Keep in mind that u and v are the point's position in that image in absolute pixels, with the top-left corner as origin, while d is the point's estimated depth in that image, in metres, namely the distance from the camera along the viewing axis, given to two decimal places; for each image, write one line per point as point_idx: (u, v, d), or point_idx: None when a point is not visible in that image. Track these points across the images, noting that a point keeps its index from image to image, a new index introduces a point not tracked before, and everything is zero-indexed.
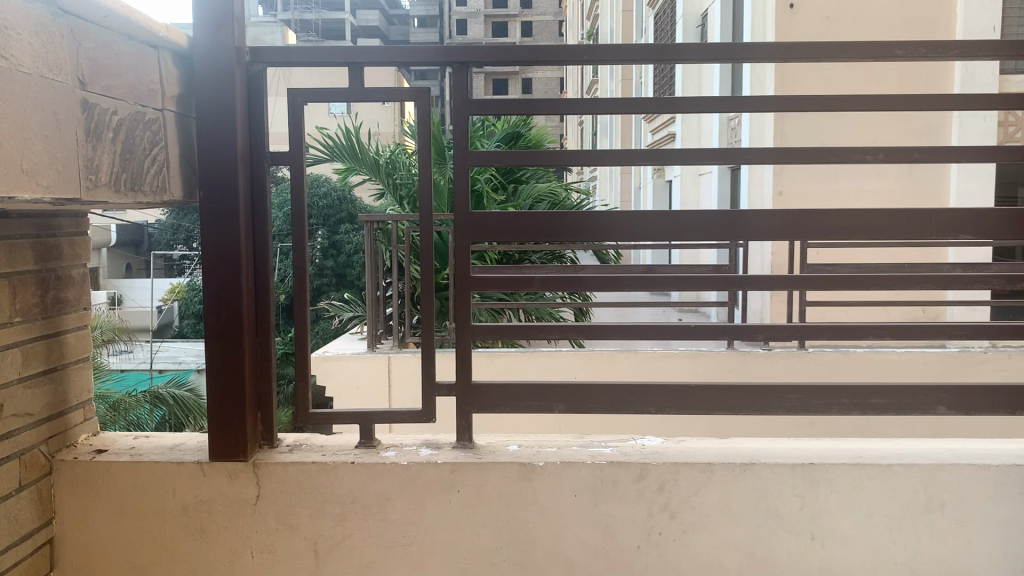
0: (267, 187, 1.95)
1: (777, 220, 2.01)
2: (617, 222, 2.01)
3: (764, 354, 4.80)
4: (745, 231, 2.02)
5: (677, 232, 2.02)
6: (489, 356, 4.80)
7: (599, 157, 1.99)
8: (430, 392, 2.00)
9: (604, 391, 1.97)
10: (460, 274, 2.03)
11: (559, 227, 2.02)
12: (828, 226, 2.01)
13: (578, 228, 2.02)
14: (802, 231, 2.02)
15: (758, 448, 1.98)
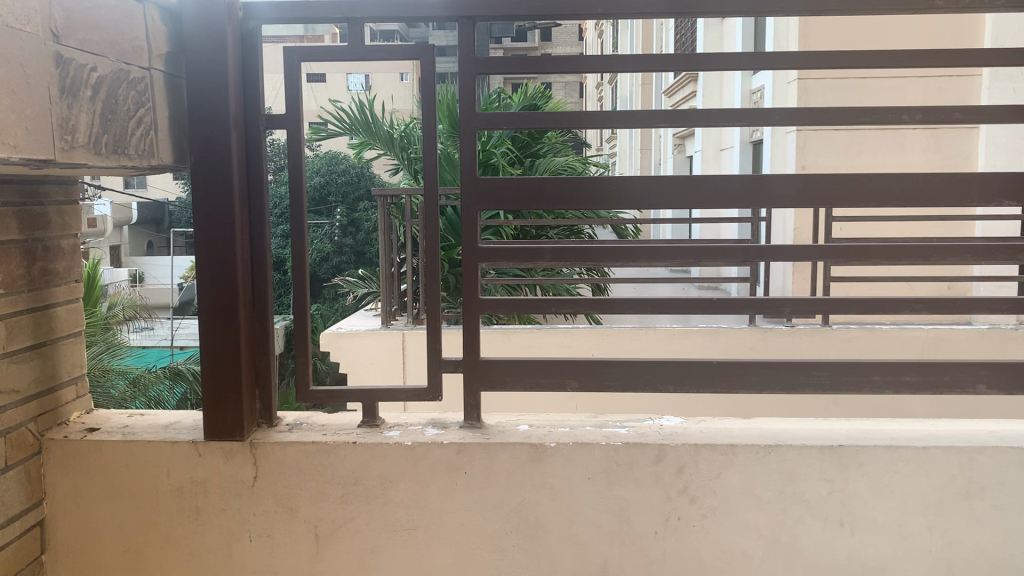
0: (264, 151, 1.84)
1: (801, 186, 1.88)
2: (627, 188, 1.89)
3: (786, 330, 4.68)
4: (767, 198, 1.89)
5: (695, 199, 1.90)
6: (504, 333, 4.70)
7: (615, 119, 1.86)
8: (436, 369, 1.89)
9: (620, 368, 1.86)
10: (468, 244, 1.91)
11: (570, 194, 1.90)
12: (855, 191, 1.87)
13: (587, 196, 1.90)
14: (829, 198, 1.88)
15: (783, 429, 1.87)
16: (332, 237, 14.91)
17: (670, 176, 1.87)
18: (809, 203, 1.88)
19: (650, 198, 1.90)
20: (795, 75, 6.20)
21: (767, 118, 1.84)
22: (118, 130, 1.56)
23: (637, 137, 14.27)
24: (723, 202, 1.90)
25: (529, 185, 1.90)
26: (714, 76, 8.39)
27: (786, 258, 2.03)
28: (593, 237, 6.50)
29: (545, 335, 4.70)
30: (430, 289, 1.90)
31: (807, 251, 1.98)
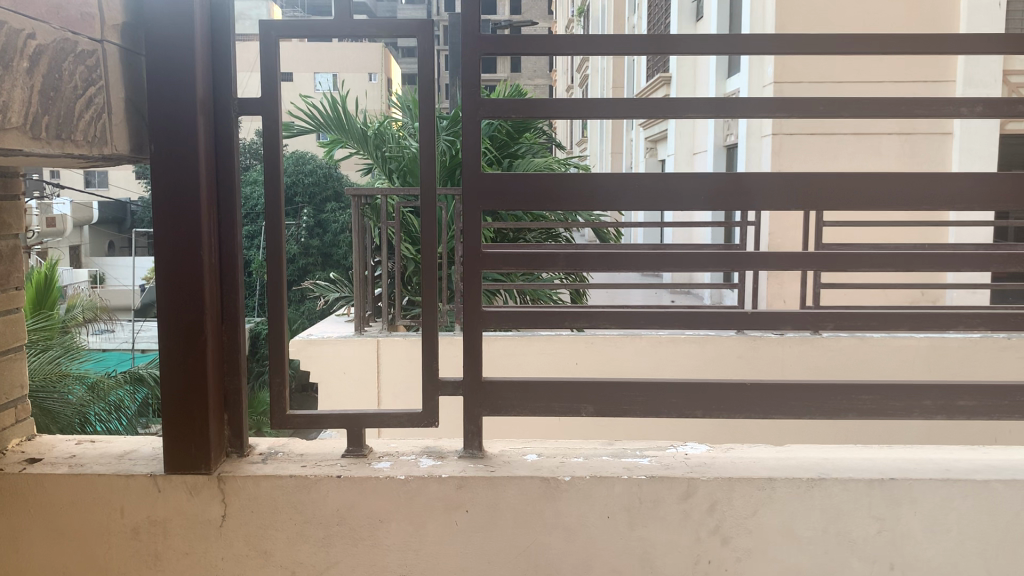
0: (236, 141, 1.60)
1: (781, 183, 1.67)
2: (603, 186, 1.68)
3: (774, 340, 4.41)
4: (743, 199, 1.67)
5: (668, 199, 1.68)
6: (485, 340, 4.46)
7: (593, 110, 1.66)
8: (432, 391, 1.66)
9: (643, 390, 1.65)
10: (467, 249, 1.66)
11: (569, 190, 1.67)
12: (837, 192, 1.66)
13: (571, 197, 1.68)
14: (830, 202, 1.67)
15: (823, 460, 1.66)
16: (299, 238, 14.57)
17: (643, 172, 1.66)
18: (785, 204, 1.67)
19: (629, 197, 1.68)
20: (772, 79, 5.93)
21: (739, 109, 1.65)
22: (62, 112, 1.32)
23: (608, 141, 14.08)
24: (698, 203, 1.68)
25: (525, 181, 1.68)
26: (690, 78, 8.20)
27: (778, 267, 1.77)
28: (571, 240, 6.28)
29: (525, 344, 4.46)
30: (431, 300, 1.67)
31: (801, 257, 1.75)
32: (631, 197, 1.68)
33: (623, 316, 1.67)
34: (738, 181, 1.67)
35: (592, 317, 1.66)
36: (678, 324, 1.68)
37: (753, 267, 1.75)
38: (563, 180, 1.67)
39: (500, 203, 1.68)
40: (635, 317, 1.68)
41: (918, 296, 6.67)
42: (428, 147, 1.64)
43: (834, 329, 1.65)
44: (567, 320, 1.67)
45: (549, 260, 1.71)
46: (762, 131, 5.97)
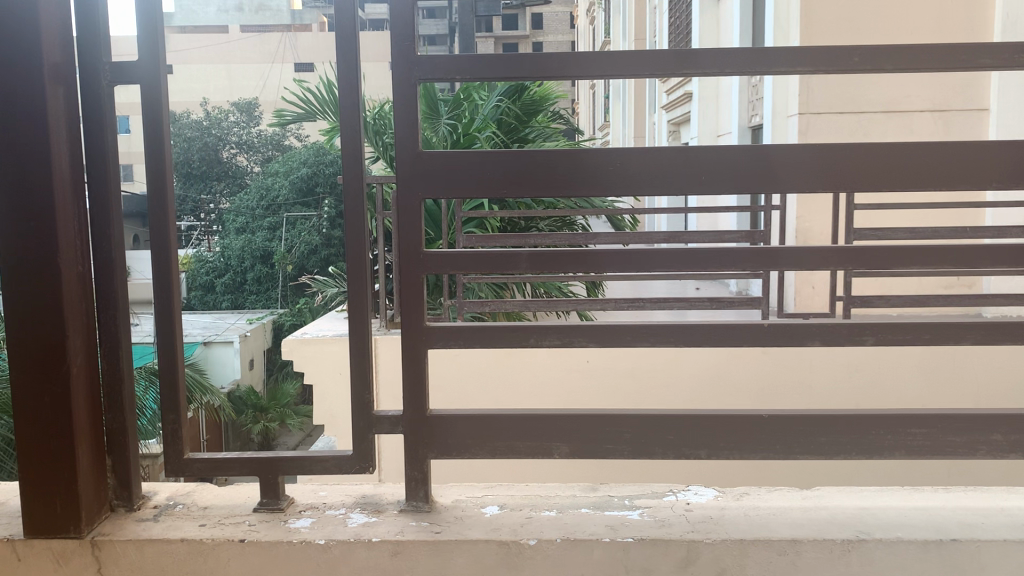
0: (109, 117, 1.28)
1: (809, 156, 1.30)
2: (606, 163, 1.31)
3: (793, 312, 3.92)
4: (771, 179, 1.31)
5: (684, 181, 1.31)
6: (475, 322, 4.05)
7: (592, 64, 1.29)
8: (366, 430, 1.32)
9: (632, 423, 1.30)
10: (405, 246, 1.31)
11: (556, 171, 1.31)
12: (879, 167, 1.29)
13: (551, 177, 1.32)
14: (882, 181, 1.29)
15: (862, 512, 1.30)
16: None
17: (625, 148, 1.30)
18: (822, 184, 1.30)
19: (629, 179, 1.32)
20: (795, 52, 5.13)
21: (761, 64, 1.28)
22: None
23: (629, 125, 13.49)
24: (716, 185, 1.31)
25: (485, 161, 1.31)
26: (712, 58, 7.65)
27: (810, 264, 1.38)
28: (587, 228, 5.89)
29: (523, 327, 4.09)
30: (360, 312, 1.31)
31: (834, 253, 1.37)
32: (612, 181, 1.31)
33: (599, 331, 1.31)
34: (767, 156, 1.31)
35: (562, 333, 1.30)
36: (670, 342, 1.31)
37: (786, 266, 1.37)
38: (528, 160, 1.31)
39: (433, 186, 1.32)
40: (615, 333, 1.30)
41: (954, 282, 6.22)
42: (349, 126, 1.29)
43: (874, 345, 1.28)
44: (526, 337, 1.31)
45: (507, 261, 1.34)
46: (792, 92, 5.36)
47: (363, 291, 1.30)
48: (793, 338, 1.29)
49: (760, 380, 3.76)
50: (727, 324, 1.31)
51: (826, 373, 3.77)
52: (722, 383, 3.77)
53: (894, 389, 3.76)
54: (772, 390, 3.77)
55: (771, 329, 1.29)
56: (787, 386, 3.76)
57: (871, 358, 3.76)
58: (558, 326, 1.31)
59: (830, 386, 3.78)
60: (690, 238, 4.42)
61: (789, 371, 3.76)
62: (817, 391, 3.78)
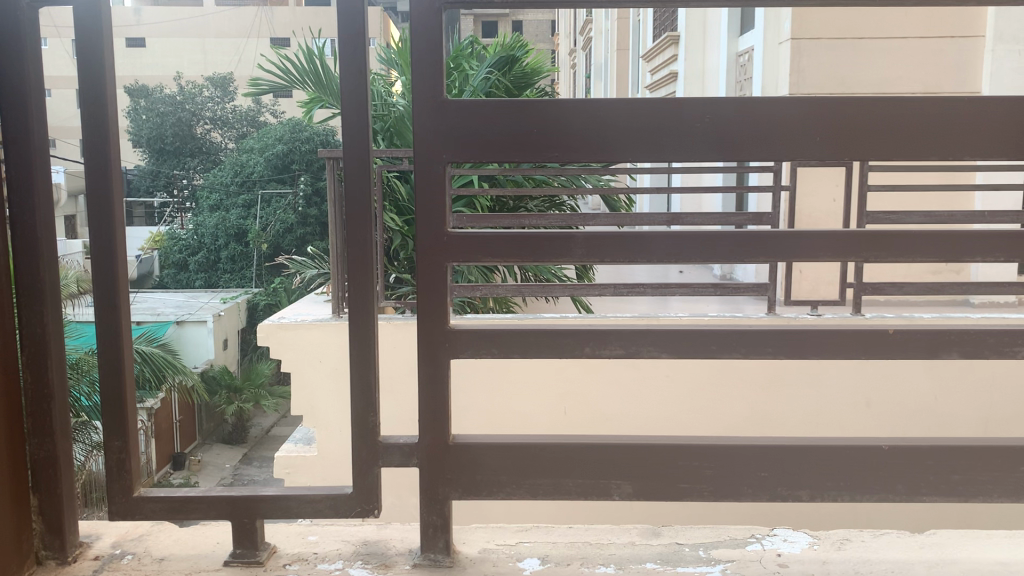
0: (29, 43, 0.96)
1: (786, 112, 0.99)
2: (611, 122, 0.99)
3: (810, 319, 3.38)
4: (747, 149, 0.99)
5: (665, 142, 0.99)
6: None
7: None
8: (370, 464, 1.02)
9: (714, 455, 1.02)
10: (423, 227, 1.00)
11: (562, 132, 0.99)
12: (864, 131, 0.99)
13: (574, 141, 0.99)
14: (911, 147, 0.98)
15: (1001, 566, 1.03)
16: None
17: (609, 99, 0.97)
18: (812, 150, 0.99)
19: (634, 143, 0.99)
20: (786, 33, 4.22)
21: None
22: None
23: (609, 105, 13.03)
24: (692, 154, 0.99)
25: (502, 116, 0.99)
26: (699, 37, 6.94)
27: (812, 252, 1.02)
28: (576, 209, 5.58)
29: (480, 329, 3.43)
30: (361, 289, 1.00)
31: (845, 239, 1.01)
32: (599, 145, 0.99)
33: (676, 337, 1.01)
34: (752, 114, 0.99)
35: (626, 340, 1.01)
36: (766, 352, 1.01)
37: (781, 257, 1.02)
38: (529, 109, 0.99)
39: (459, 147, 0.99)
40: (695, 340, 1.01)
41: (945, 269, 5.98)
42: (348, 74, 0.96)
43: None
44: (581, 346, 1.00)
45: (470, 246, 1.01)
46: (782, 34, 4.38)
47: (366, 257, 0.98)
48: (925, 349, 1.00)
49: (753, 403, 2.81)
50: (840, 328, 1.02)
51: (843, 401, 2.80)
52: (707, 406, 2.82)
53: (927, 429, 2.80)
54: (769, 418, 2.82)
55: (904, 332, 1.00)
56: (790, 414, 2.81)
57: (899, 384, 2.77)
58: (621, 330, 1.01)
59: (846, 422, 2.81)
60: (691, 220, 4.12)
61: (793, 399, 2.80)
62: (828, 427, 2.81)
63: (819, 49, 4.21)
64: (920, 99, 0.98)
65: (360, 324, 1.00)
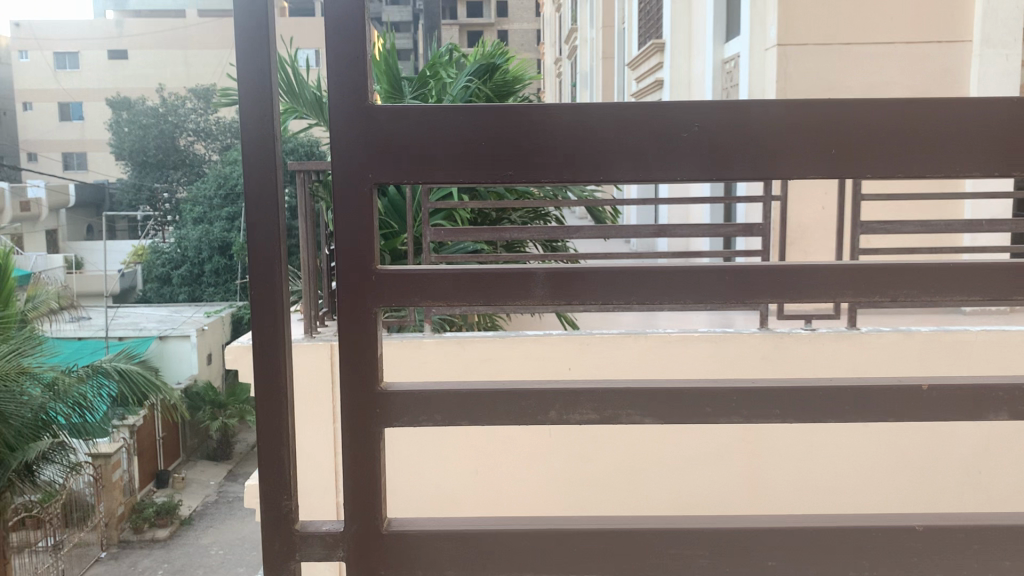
0: None
1: (780, 117, 0.80)
2: (585, 130, 0.79)
3: (805, 336, 3.19)
4: (746, 161, 0.80)
5: (649, 155, 0.80)
6: (404, 346, 3.27)
7: None
8: (286, 560, 0.82)
9: (709, 538, 0.83)
10: (345, 265, 0.80)
11: (523, 143, 0.80)
12: (881, 141, 0.80)
13: (538, 154, 0.80)
14: (945, 159, 0.80)
15: None
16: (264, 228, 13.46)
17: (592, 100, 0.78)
18: (822, 166, 0.80)
19: (614, 156, 0.80)
20: (772, 39, 4.06)
21: None
22: None
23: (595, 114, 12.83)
24: (681, 172, 0.80)
25: (448, 125, 0.79)
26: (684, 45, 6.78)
27: (828, 291, 0.83)
28: (561, 220, 5.38)
29: (456, 351, 3.24)
30: (269, 344, 0.80)
31: (867, 273, 0.82)
32: (579, 160, 0.80)
33: (661, 396, 0.82)
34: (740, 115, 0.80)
35: (600, 401, 0.82)
36: (773, 416, 0.83)
37: (785, 297, 0.82)
38: (489, 115, 0.79)
39: (392, 165, 0.79)
40: (683, 400, 0.82)
41: None
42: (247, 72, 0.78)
43: None
44: (545, 410, 0.81)
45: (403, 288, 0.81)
46: (768, 41, 4.23)
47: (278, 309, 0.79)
48: (966, 410, 0.82)
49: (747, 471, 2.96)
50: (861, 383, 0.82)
51: (835, 465, 2.95)
52: (705, 472, 2.96)
53: (915, 485, 2.97)
54: (763, 481, 2.97)
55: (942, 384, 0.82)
56: (782, 477, 2.96)
57: (883, 443, 2.95)
58: (595, 389, 0.81)
59: (839, 488, 2.97)
60: (678, 232, 3.94)
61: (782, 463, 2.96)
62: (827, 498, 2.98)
63: (805, 54, 4.05)
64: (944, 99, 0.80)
65: (267, 388, 0.81)
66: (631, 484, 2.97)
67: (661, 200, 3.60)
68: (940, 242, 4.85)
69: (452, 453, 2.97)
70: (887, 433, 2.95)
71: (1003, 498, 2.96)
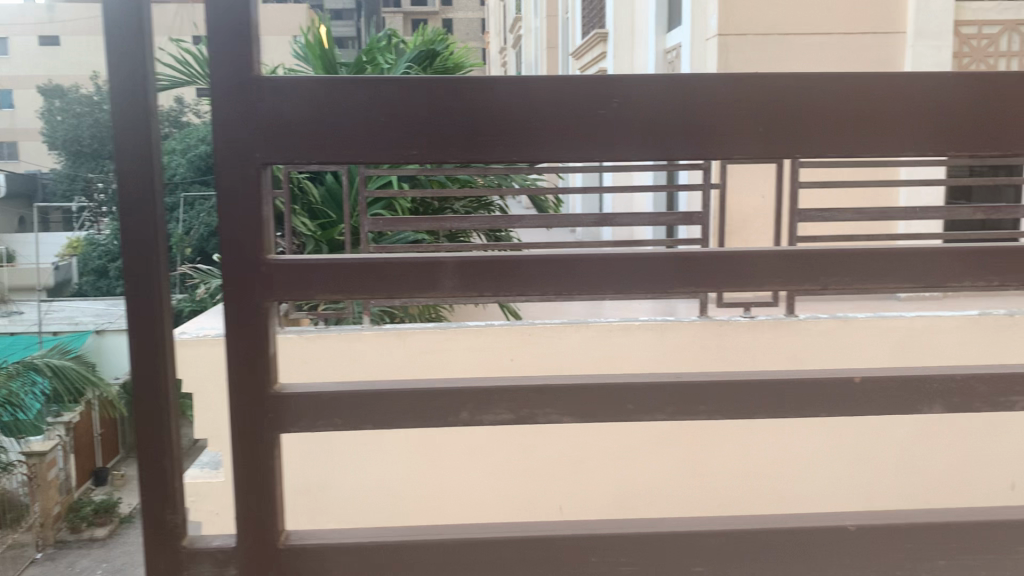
0: None
1: (648, 94, 0.87)
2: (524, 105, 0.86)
3: (745, 323, 3.21)
4: (654, 134, 0.88)
5: (584, 125, 0.87)
6: (344, 339, 3.19)
7: None
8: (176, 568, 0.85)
9: (649, 543, 0.86)
10: (234, 267, 0.83)
11: (436, 128, 0.85)
12: (791, 120, 0.89)
13: (478, 129, 0.85)
14: (850, 134, 0.90)
15: None
16: None
17: (535, 74, 0.84)
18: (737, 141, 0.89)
19: (557, 127, 0.87)
20: (712, 29, 4.13)
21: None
22: None
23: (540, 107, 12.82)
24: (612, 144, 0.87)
25: (359, 106, 0.84)
26: (626, 34, 6.79)
27: (747, 276, 0.88)
28: (504, 210, 5.33)
29: (397, 343, 3.17)
30: (147, 356, 0.85)
31: (788, 260, 0.87)
32: (519, 132, 0.86)
33: (582, 395, 0.85)
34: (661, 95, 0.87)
35: (515, 401, 0.84)
36: (702, 411, 0.86)
37: (707, 283, 0.87)
38: (397, 96, 0.84)
39: (306, 142, 0.83)
40: (611, 399, 0.85)
41: None
42: None
43: None
44: (457, 410, 0.83)
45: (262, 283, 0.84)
46: (710, 31, 4.29)
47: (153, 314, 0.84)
48: (904, 404, 0.87)
49: (689, 463, 3.10)
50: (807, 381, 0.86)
51: (771, 456, 3.12)
52: (649, 466, 3.10)
53: (855, 471, 3.12)
54: (706, 473, 3.11)
55: (859, 383, 0.87)
56: (722, 467, 3.11)
57: (819, 437, 3.10)
58: (548, 389, 0.84)
59: (776, 480, 3.14)
60: (621, 220, 3.93)
61: (723, 456, 3.10)
62: (766, 490, 3.14)
63: (746, 44, 4.13)
64: (848, 76, 0.89)
65: (150, 395, 0.85)
66: (581, 475, 3.10)
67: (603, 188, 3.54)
68: (877, 230, 4.94)
69: (405, 450, 3.08)
70: (824, 425, 3.10)
71: (939, 477, 3.16)
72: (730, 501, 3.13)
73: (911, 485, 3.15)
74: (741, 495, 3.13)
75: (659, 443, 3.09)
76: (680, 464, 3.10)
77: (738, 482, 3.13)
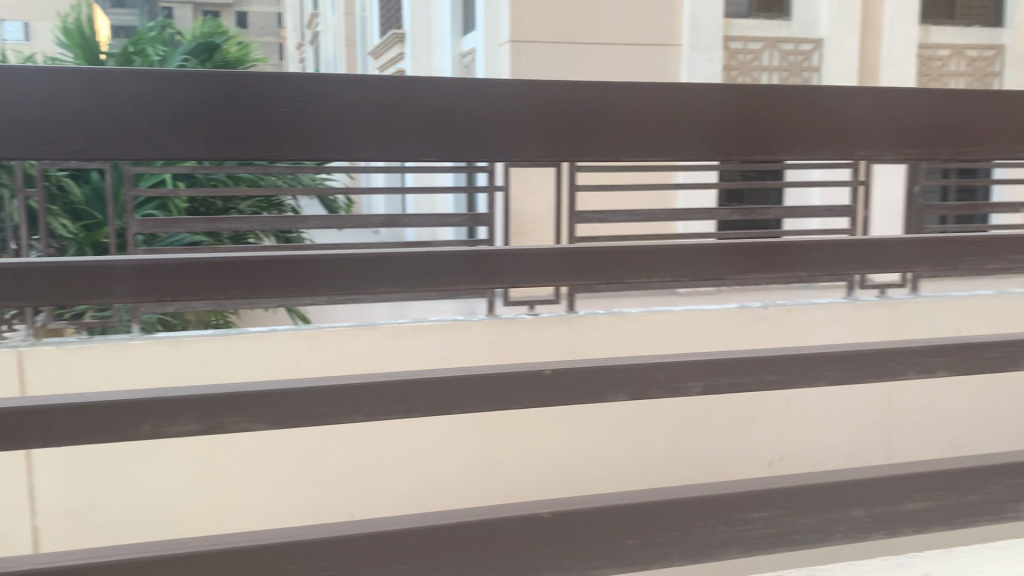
0: None
1: (368, 112, 1.00)
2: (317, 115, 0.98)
3: (530, 320, 3.32)
4: (409, 142, 1.02)
5: (366, 132, 1.00)
6: (110, 349, 2.97)
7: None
8: None
9: (353, 558, 0.96)
10: None
11: (211, 137, 0.94)
12: (558, 125, 1.07)
13: (271, 134, 0.96)
14: (592, 141, 1.09)
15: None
16: None
17: (336, 81, 0.97)
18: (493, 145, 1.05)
19: (351, 134, 0.99)
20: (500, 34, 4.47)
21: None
22: None
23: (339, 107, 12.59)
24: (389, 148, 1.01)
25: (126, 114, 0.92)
26: (421, 35, 6.81)
27: (428, 281, 1.10)
28: (294, 210, 5.18)
29: (172, 351, 2.99)
30: None
31: (470, 256, 1.13)
32: (311, 137, 0.98)
33: (276, 405, 1.00)
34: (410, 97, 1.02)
35: (214, 409, 0.99)
36: (403, 411, 1.03)
37: (403, 283, 1.09)
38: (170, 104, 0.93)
39: (84, 140, 0.91)
40: (324, 401, 1.01)
41: None
42: None
43: (699, 395, 1.09)
44: (137, 427, 0.97)
45: None
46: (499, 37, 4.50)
47: None
48: (593, 393, 1.07)
49: (477, 451, 3.15)
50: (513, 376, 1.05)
51: (557, 447, 3.22)
52: (438, 461, 3.13)
53: (632, 458, 3.30)
54: (494, 462, 3.17)
55: (515, 379, 1.05)
56: (510, 458, 3.18)
57: (601, 425, 3.26)
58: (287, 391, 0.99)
59: (564, 469, 3.24)
60: (410, 221, 3.92)
61: (510, 442, 3.17)
62: (555, 478, 3.23)
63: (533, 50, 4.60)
64: (598, 91, 1.08)
65: None
66: (369, 479, 3.08)
67: (398, 188, 3.54)
68: (656, 230, 5.26)
69: (183, 464, 2.92)
70: (604, 417, 3.26)
71: (707, 461, 3.38)
72: (518, 490, 3.19)
73: (683, 469, 3.37)
74: (529, 485, 3.20)
75: (449, 442, 3.12)
76: (470, 455, 3.14)
77: (525, 472, 3.20)
